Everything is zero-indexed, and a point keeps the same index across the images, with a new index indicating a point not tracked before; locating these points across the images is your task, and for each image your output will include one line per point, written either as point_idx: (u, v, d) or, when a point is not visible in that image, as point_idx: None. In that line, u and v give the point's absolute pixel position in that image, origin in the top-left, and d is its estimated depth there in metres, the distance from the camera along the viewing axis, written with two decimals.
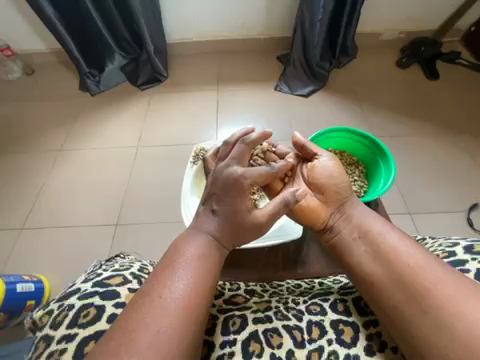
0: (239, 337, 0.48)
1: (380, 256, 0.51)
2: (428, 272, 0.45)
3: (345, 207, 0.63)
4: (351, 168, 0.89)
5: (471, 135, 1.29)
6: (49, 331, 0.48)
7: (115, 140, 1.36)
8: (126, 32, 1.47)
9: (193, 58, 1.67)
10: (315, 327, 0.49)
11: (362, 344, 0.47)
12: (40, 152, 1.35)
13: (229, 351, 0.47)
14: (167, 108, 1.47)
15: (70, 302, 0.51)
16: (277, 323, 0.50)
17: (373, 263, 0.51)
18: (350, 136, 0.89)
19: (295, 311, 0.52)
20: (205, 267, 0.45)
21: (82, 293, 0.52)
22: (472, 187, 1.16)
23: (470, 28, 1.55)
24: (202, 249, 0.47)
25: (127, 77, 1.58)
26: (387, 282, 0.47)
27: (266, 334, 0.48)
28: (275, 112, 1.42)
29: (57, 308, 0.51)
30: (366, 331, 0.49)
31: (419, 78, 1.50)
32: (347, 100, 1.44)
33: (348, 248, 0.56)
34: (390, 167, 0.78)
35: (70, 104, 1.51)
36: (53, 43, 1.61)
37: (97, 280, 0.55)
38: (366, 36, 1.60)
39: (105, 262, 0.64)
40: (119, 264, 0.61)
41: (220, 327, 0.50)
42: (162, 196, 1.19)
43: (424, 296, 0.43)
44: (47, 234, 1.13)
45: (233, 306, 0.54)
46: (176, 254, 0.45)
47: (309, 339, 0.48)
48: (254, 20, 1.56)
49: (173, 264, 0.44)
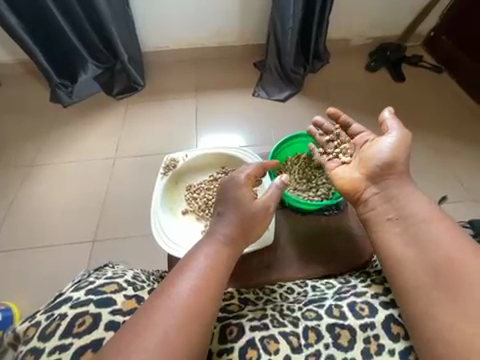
0: (237, 344, 0.48)
1: (410, 235, 0.50)
2: (464, 259, 0.44)
3: (389, 185, 0.58)
4: (320, 171, 0.88)
5: (436, 132, 1.37)
6: (38, 343, 0.45)
7: (91, 153, 1.31)
8: (98, 42, 1.43)
9: (170, 66, 1.66)
10: (311, 332, 0.49)
11: (358, 347, 0.47)
12: (7, 168, 1.27)
13: (227, 359, 0.47)
14: (145, 117, 1.44)
15: (61, 312, 0.48)
16: (274, 330, 0.49)
17: (403, 244, 0.50)
18: None
19: (291, 317, 0.52)
20: (216, 273, 0.47)
21: (75, 302, 0.49)
22: (441, 182, 1.23)
23: (429, 33, 1.67)
24: (212, 257, 0.49)
25: (102, 87, 1.53)
26: (418, 266, 0.46)
27: (262, 342, 0.48)
28: (253, 117, 1.44)
29: (46, 319, 0.48)
30: (363, 334, 0.47)
31: (388, 81, 1.58)
32: (322, 103, 1.49)
33: (381, 227, 0.54)
34: None
35: (41, 117, 1.44)
36: (19, 53, 1.54)
37: (90, 288, 0.52)
38: (337, 42, 1.68)
39: (95, 270, 0.61)
40: (112, 272, 0.58)
41: (217, 335, 0.50)
42: (141, 207, 1.15)
43: (449, 281, 0.43)
44: (18, 256, 1.05)
45: (229, 315, 0.54)
46: (189, 260, 0.48)
47: (305, 343, 0.48)
48: (229, 29, 1.59)
49: (186, 268, 0.47)
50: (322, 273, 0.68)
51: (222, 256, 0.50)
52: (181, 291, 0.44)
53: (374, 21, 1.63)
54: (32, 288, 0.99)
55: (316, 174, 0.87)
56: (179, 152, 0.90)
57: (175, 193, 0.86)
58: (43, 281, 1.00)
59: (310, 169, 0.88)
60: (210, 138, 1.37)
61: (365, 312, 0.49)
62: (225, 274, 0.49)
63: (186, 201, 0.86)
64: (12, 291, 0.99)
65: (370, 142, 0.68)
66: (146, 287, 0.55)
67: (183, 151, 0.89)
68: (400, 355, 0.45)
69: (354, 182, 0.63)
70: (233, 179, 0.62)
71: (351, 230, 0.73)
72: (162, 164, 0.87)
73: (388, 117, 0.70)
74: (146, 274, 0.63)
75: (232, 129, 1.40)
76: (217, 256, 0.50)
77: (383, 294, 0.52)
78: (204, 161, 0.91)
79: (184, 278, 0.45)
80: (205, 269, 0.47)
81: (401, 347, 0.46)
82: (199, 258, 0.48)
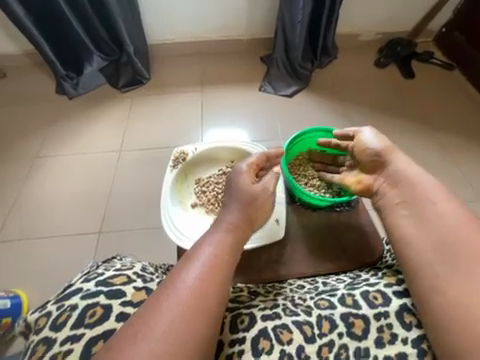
0: (249, 334, 0.49)
1: (418, 222, 0.50)
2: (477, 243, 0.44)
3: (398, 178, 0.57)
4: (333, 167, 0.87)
5: (446, 130, 1.35)
6: (49, 333, 0.46)
7: (97, 146, 1.31)
8: (104, 33, 1.42)
9: (176, 59, 1.64)
10: (325, 322, 0.49)
11: (372, 337, 0.48)
12: (13, 159, 1.28)
13: (239, 349, 0.47)
14: (150, 110, 1.44)
15: (72, 303, 0.48)
16: (286, 319, 0.50)
17: (411, 224, 0.51)
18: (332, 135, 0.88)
19: (304, 306, 0.53)
20: (222, 261, 0.47)
21: (85, 293, 0.50)
22: (451, 181, 1.21)
23: (441, 29, 1.63)
24: (218, 247, 0.49)
25: (107, 79, 1.52)
26: (432, 255, 0.46)
27: (275, 331, 0.48)
28: (260, 113, 1.43)
29: (57, 310, 0.48)
30: (377, 323, 0.49)
31: (397, 77, 1.55)
32: (330, 99, 1.47)
33: (396, 224, 0.53)
34: None
35: (47, 109, 1.44)
36: (25, 43, 1.53)
37: (100, 278, 0.52)
38: (347, 37, 1.64)
39: (103, 261, 0.61)
40: (121, 263, 0.58)
41: (228, 327, 0.50)
42: (147, 200, 1.16)
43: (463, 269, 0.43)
44: (25, 246, 1.06)
45: (239, 305, 0.54)
46: (195, 250, 0.48)
47: (319, 333, 0.48)
48: (236, 22, 1.57)
49: (193, 258, 0.46)
50: (332, 269, 0.68)
51: (227, 244, 0.50)
52: (188, 280, 0.43)
53: (385, 15, 1.59)
54: (39, 278, 1.00)
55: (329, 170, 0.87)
56: (189, 145, 0.90)
57: (185, 186, 0.86)
58: (50, 272, 1.01)
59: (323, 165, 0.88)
60: (215, 133, 1.36)
61: (379, 300, 0.51)
62: (230, 262, 0.48)
63: (195, 194, 0.86)
64: (19, 281, 1.00)
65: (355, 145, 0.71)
66: (155, 279, 0.55)
67: (192, 145, 0.89)
68: (413, 343, 0.47)
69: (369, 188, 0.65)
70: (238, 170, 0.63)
71: (361, 227, 0.73)
72: (172, 157, 0.88)
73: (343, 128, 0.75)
74: (156, 266, 0.63)
75: (237, 124, 1.39)
76: (222, 246, 0.49)
77: (396, 283, 0.53)
78: (214, 154, 0.90)
79: (190, 267, 0.45)
80: (211, 257, 0.47)
81: (414, 335, 0.47)
82: (205, 247, 0.48)
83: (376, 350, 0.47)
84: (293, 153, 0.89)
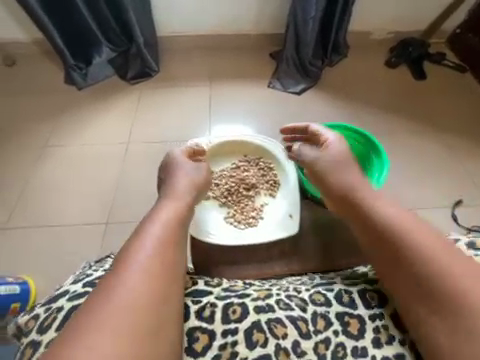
0: (242, 325, 0.51)
1: (390, 245, 0.53)
2: (457, 269, 0.47)
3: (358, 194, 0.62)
4: None
5: (455, 134, 1.34)
6: (36, 335, 0.50)
7: (105, 137, 1.32)
8: (114, 24, 1.41)
9: (185, 53, 1.63)
10: (320, 319, 0.52)
11: (369, 337, 0.51)
12: (22, 148, 1.28)
13: (231, 339, 0.50)
14: (159, 103, 1.44)
15: (58, 306, 0.52)
16: (280, 313, 0.52)
17: (365, 233, 0.56)
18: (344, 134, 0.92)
19: (299, 301, 0.55)
20: (172, 233, 0.54)
21: (72, 295, 0.53)
22: (457, 185, 1.20)
23: (455, 30, 1.59)
24: (169, 216, 0.57)
25: (116, 71, 1.51)
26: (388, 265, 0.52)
27: (269, 324, 0.51)
28: (268, 109, 1.42)
29: (44, 312, 0.52)
30: (373, 324, 0.52)
31: (408, 78, 1.54)
32: (339, 98, 1.46)
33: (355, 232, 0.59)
34: (383, 160, 0.91)
35: (55, 99, 1.44)
36: (35, 32, 1.53)
37: (86, 280, 0.55)
38: (358, 35, 1.62)
39: (94, 262, 0.64)
40: (108, 264, 0.61)
41: (220, 315, 0.52)
42: (154, 193, 1.16)
43: (424, 287, 0.48)
44: (32, 234, 1.08)
45: (232, 293, 0.55)
46: (142, 231, 0.53)
47: (314, 330, 0.51)
48: (247, 17, 1.55)
49: (141, 238, 0.51)
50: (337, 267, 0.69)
51: (174, 223, 0.56)
52: (140, 257, 0.49)
53: (398, 15, 1.57)
54: (45, 266, 1.02)
55: None
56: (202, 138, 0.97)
57: None
58: (55, 260, 1.03)
59: None
60: (223, 129, 1.36)
61: (375, 302, 0.54)
62: (178, 237, 0.55)
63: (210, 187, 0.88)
64: (26, 268, 1.01)
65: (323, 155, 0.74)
66: None
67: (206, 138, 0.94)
68: (409, 345, 0.50)
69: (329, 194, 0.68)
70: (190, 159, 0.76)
71: None
72: None
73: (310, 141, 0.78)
74: None
75: (245, 120, 1.38)
76: (173, 216, 0.57)
77: None
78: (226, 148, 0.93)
79: (142, 245, 0.50)
80: (163, 226, 0.54)
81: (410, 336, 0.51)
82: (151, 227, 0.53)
83: (372, 350, 0.50)
84: None
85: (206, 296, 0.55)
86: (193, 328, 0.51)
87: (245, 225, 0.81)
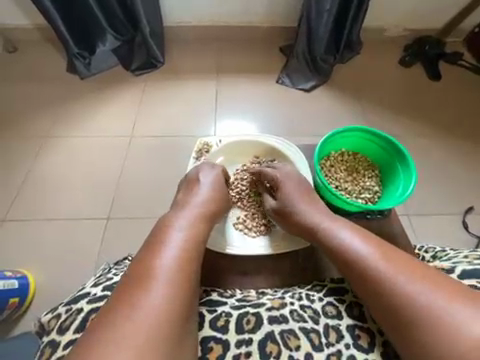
0: (255, 337, 0.48)
1: (357, 268, 0.49)
2: (435, 294, 0.42)
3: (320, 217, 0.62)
4: (364, 172, 0.87)
5: (469, 138, 1.30)
6: (56, 336, 0.47)
7: (107, 130, 1.28)
8: (119, 11, 1.35)
9: (191, 44, 1.58)
10: (332, 331, 0.50)
11: (379, 350, 0.48)
12: (23, 138, 1.25)
13: (245, 350, 0.47)
14: (163, 96, 1.39)
15: (78, 307, 0.49)
16: (293, 324, 0.50)
17: (336, 255, 0.53)
18: (366, 137, 0.85)
19: (311, 312, 0.52)
20: (195, 241, 0.53)
21: (92, 297, 0.51)
22: (468, 191, 1.17)
23: (474, 29, 1.54)
24: (190, 226, 0.56)
25: (120, 60, 1.46)
26: (364, 290, 0.48)
27: (282, 335, 0.48)
28: (276, 106, 1.38)
29: (65, 313, 0.50)
30: (382, 338, 0.48)
31: (422, 78, 1.48)
32: (350, 97, 1.41)
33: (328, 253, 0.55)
34: (411, 174, 0.75)
35: (57, 88, 1.40)
36: (37, 17, 1.47)
37: (107, 284, 0.53)
38: (372, 32, 1.56)
39: (114, 266, 0.63)
40: (128, 268, 0.59)
41: (234, 326, 0.50)
42: (156, 189, 1.13)
43: (400, 315, 0.44)
44: (32, 227, 1.05)
45: (247, 304, 0.54)
46: (161, 240, 0.51)
47: (326, 342, 0.48)
48: (257, 8, 1.49)
49: (162, 246, 0.50)
50: None
51: (197, 231, 0.56)
52: (164, 264, 0.47)
53: (415, 12, 1.50)
54: (46, 261, 0.99)
55: (361, 174, 0.87)
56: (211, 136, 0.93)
57: None
58: (57, 255, 1.00)
59: (356, 169, 0.87)
60: (228, 124, 1.31)
61: None
62: (199, 247, 0.53)
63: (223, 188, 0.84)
64: (26, 262, 0.99)
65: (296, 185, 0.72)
66: None
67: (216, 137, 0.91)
68: None
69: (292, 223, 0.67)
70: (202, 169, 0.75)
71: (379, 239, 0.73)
72: (194, 148, 0.90)
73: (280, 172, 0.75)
74: None
75: (252, 117, 1.34)
76: (193, 226, 0.57)
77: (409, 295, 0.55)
78: (238, 147, 0.87)
79: (162, 253, 0.48)
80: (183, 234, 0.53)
81: None
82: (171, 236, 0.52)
83: None
84: (325, 153, 0.86)
85: (220, 306, 0.53)
86: (206, 338, 0.48)
87: (255, 233, 0.76)
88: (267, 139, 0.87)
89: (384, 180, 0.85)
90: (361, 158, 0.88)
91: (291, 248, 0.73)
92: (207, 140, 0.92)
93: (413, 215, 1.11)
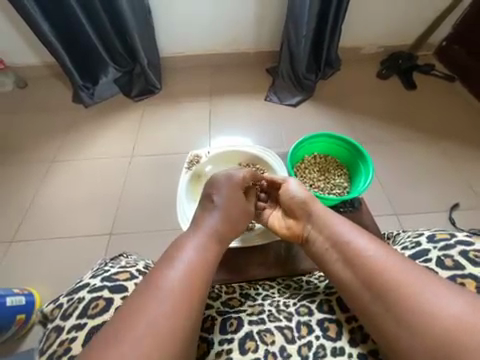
0: (237, 336, 0.50)
1: (351, 262, 0.51)
2: (416, 284, 0.44)
3: (315, 216, 0.63)
4: (334, 173, 0.94)
5: (448, 139, 1.38)
6: (59, 322, 0.51)
7: (110, 151, 1.38)
8: (119, 46, 1.51)
9: (187, 71, 1.73)
10: (304, 326, 0.51)
11: (346, 338, 0.49)
12: (32, 163, 1.35)
13: (227, 348, 0.49)
14: (163, 118, 1.51)
15: (79, 296, 0.53)
16: (270, 324, 0.52)
17: (335, 253, 0.54)
18: (333, 140, 0.94)
19: (286, 312, 0.54)
20: (208, 249, 0.55)
21: (91, 288, 0.54)
22: (452, 189, 1.22)
23: (442, 42, 1.68)
24: (205, 233, 0.57)
25: (121, 89, 1.61)
26: (355, 284, 0.49)
27: (260, 335, 0.50)
28: (266, 121, 1.48)
29: (67, 302, 0.53)
30: (348, 325, 0.51)
31: (399, 88, 1.60)
32: (333, 109, 1.52)
33: (322, 257, 0.57)
34: (369, 167, 0.84)
35: (64, 116, 1.52)
36: (46, 56, 1.64)
37: (105, 275, 0.56)
38: (349, 50, 1.71)
39: (111, 260, 0.65)
40: (125, 262, 0.62)
41: (219, 328, 0.52)
42: (157, 203, 1.20)
43: (387, 302, 0.45)
44: (39, 246, 1.11)
45: (229, 309, 0.55)
46: (174, 253, 0.51)
47: (298, 336, 0.50)
48: (245, 37, 1.65)
49: (176, 252, 0.52)
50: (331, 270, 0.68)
51: (211, 237, 0.57)
52: (175, 268, 0.49)
53: (386, 31, 1.66)
54: (51, 276, 1.04)
55: (330, 174, 0.94)
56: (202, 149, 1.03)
57: (198, 185, 0.90)
58: (62, 270, 1.05)
59: (327, 170, 0.94)
60: (223, 140, 1.41)
61: None
62: (210, 252, 0.55)
63: None
64: (32, 279, 1.04)
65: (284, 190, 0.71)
66: None
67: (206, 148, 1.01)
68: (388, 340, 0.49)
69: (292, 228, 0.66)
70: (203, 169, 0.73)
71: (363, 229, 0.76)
72: (187, 159, 0.98)
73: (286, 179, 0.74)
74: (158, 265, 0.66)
75: (245, 132, 1.44)
76: (207, 233, 0.58)
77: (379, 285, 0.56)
78: (225, 156, 0.95)
79: (176, 258, 0.50)
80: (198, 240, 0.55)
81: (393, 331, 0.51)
82: (186, 250, 0.52)
83: (350, 348, 0.48)
84: (299, 157, 0.94)
85: (208, 308, 0.55)
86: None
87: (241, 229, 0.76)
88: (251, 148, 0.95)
89: (353, 177, 0.92)
90: (332, 160, 0.96)
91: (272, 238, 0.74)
92: (198, 153, 1.01)
93: (401, 214, 1.16)
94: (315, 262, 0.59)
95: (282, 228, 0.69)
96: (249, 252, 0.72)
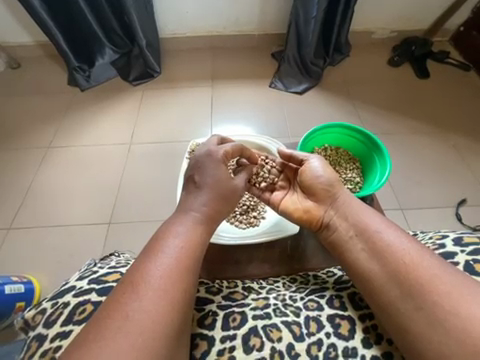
0: (240, 332, 0.47)
1: (378, 255, 0.49)
2: (447, 284, 0.41)
3: (339, 203, 0.61)
4: (346, 166, 0.90)
5: (459, 132, 1.33)
6: (42, 330, 0.47)
7: (107, 137, 1.33)
8: (116, 25, 1.42)
9: (187, 54, 1.65)
10: (313, 322, 0.49)
11: (359, 337, 0.47)
12: (26, 149, 1.30)
13: (229, 346, 0.46)
14: (162, 103, 1.44)
15: (64, 301, 0.49)
16: (276, 319, 0.49)
17: (362, 243, 0.52)
18: (346, 132, 0.90)
19: (293, 307, 0.51)
20: (195, 233, 0.49)
21: (78, 291, 0.51)
22: (460, 184, 1.19)
23: (459, 28, 1.59)
24: (190, 218, 0.51)
25: (118, 72, 1.53)
26: (382, 278, 0.46)
27: (265, 330, 0.47)
28: (270, 109, 1.42)
29: (51, 307, 0.50)
30: (362, 324, 0.48)
31: (410, 77, 1.52)
32: (341, 97, 1.46)
33: (345, 245, 0.54)
34: (385, 161, 0.80)
35: (59, 100, 1.46)
36: (39, 35, 1.55)
37: (93, 277, 0.53)
38: (360, 35, 1.62)
39: (100, 260, 0.63)
40: (115, 262, 0.60)
41: (220, 323, 0.49)
42: (156, 193, 1.17)
43: (412, 297, 0.43)
44: (36, 234, 1.09)
45: (232, 303, 0.52)
46: (162, 237, 0.46)
47: (307, 333, 0.47)
48: (249, 17, 1.55)
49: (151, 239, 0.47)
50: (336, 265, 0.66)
51: (197, 222, 0.51)
52: (164, 256, 0.43)
53: (402, 13, 1.55)
54: (50, 265, 1.03)
55: (343, 167, 0.90)
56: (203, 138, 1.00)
57: None
58: (60, 259, 1.04)
59: (338, 163, 0.90)
60: (225, 128, 1.36)
61: (365, 303, 0.52)
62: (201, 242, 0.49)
63: None
64: (29, 267, 1.02)
65: (302, 170, 0.68)
66: None
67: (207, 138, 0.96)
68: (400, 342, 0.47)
69: (310, 212, 0.64)
70: (211, 154, 0.61)
71: None
72: (187, 149, 0.93)
73: (304, 155, 0.70)
74: None
75: (248, 120, 1.38)
76: (189, 217, 0.51)
77: None
78: None
79: (161, 245, 0.45)
80: (183, 223, 0.49)
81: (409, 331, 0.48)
82: (162, 234, 0.47)
83: (364, 351, 0.45)
84: (309, 148, 0.89)
85: (207, 304, 0.52)
86: (192, 335, 0.48)
87: (246, 225, 0.78)
88: (256, 139, 0.90)
89: (365, 172, 0.89)
90: (343, 153, 0.93)
91: (278, 235, 0.70)
92: (199, 142, 0.97)
93: (406, 209, 1.14)
94: (334, 255, 0.57)
95: (297, 212, 0.66)
96: (253, 246, 0.71)
